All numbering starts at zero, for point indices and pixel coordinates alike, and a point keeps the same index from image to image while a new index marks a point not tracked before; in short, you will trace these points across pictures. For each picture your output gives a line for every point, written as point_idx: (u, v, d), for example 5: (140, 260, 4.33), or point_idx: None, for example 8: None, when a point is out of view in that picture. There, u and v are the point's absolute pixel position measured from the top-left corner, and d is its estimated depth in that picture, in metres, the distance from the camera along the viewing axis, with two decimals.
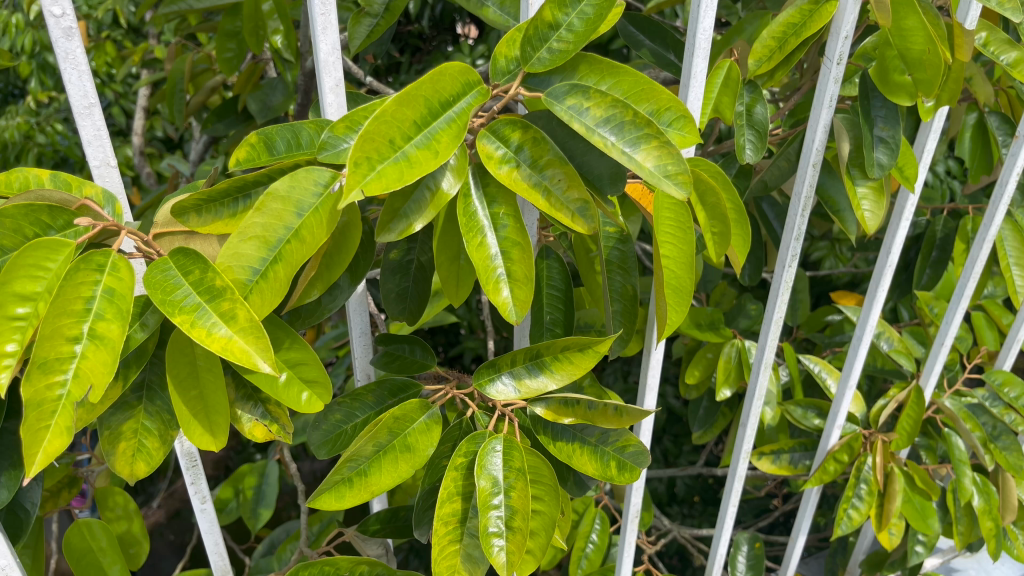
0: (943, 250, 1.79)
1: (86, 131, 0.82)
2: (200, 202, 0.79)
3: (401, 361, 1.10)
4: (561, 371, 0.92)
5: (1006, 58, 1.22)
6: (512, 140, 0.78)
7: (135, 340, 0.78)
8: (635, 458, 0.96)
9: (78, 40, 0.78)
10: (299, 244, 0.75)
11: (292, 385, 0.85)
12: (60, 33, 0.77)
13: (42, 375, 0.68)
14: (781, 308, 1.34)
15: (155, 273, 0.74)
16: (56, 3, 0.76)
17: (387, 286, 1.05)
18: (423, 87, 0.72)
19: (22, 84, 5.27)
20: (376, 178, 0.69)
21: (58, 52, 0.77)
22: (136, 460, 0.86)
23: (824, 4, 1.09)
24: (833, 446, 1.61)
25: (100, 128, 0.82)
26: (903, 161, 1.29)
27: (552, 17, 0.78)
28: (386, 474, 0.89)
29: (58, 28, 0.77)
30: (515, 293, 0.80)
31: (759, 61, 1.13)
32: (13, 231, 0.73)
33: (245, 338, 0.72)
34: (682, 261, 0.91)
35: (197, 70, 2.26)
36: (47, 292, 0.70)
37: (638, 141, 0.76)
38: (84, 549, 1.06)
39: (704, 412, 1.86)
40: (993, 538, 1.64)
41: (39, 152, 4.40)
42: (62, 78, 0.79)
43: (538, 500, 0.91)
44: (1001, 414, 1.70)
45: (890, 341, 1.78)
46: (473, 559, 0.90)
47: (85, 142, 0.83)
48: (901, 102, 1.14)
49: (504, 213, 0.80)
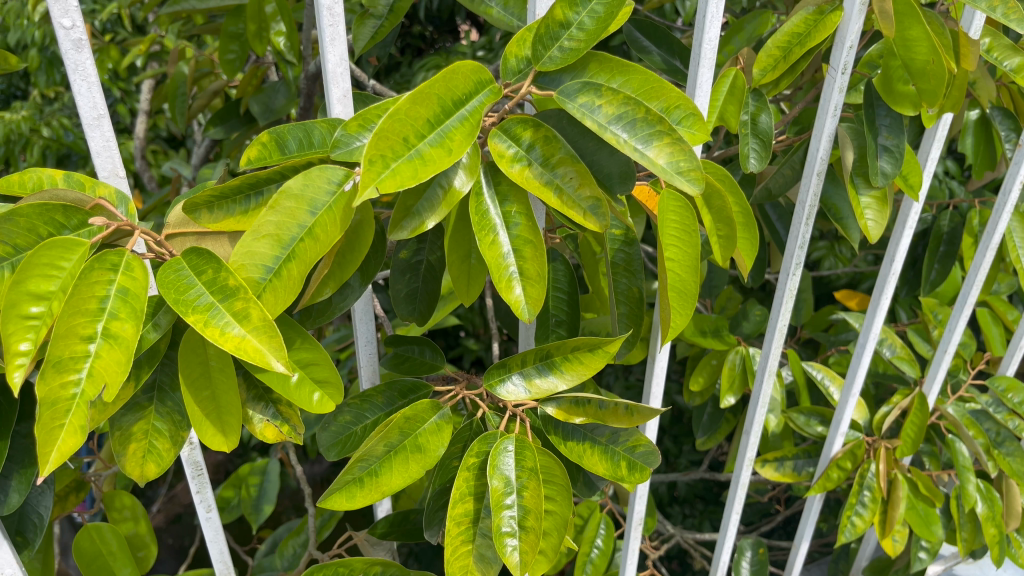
0: (951, 244, 1.76)
1: (95, 142, 0.83)
2: (212, 199, 0.79)
3: (410, 362, 1.11)
4: (571, 371, 0.93)
5: (1009, 64, 1.24)
6: (524, 139, 0.79)
7: (149, 340, 0.78)
8: (645, 458, 0.96)
9: (87, 52, 0.78)
10: (312, 243, 0.76)
11: (303, 386, 0.85)
12: (70, 45, 0.77)
13: (56, 374, 0.68)
14: (785, 315, 1.33)
15: (168, 272, 0.74)
16: (65, 15, 0.76)
17: (396, 286, 1.06)
18: (436, 86, 0.72)
19: (25, 85, 5.34)
20: (391, 175, 0.69)
21: (68, 64, 0.78)
22: (147, 461, 0.87)
23: (829, 14, 1.10)
24: (834, 454, 1.62)
25: (109, 139, 0.83)
26: (907, 169, 1.30)
27: (563, 15, 0.79)
28: (397, 474, 0.89)
29: (67, 40, 0.77)
30: (527, 291, 0.80)
31: (763, 70, 1.14)
32: (27, 231, 0.73)
33: (260, 336, 0.73)
34: (687, 264, 0.91)
35: (200, 74, 2.27)
36: (61, 291, 0.70)
37: (650, 137, 0.78)
38: (94, 553, 1.08)
39: (707, 419, 1.86)
40: (995, 545, 1.63)
41: (43, 147, 4.41)
42: (72, 90, 0.79)
43: (549, 500, 0.91)
44: (1006, 420, 1.72)
45: (893, 348, 1.79)
46: (486, 559, 0.91)
47: (94, 154, 0.83)
48: (905, 111, 1.15)
49: (516, 211, 0.81)
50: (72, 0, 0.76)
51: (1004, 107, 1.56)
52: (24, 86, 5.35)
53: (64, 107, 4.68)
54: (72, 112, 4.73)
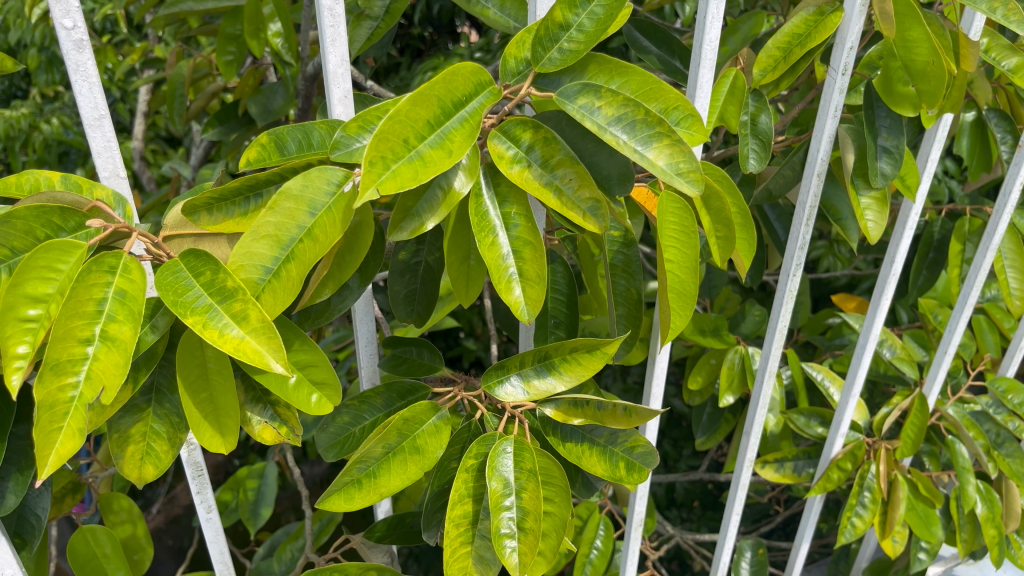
0: (941, 251, 1.77)
1: (96, 142, 0.83)
2: (212, 200, 0.79)
3: (409, 363, 1.10)
4: (570, 372, 0.93)
5: (1007, 63, 1.24)
6: (523, 140, 0.79)
7: (147, 342, 0.78)
8: (644, 459, 0.96)
9: (89, 52, 0.78)
10: (311, 244, 0.75)
11: (302, 388, 0.85)
12: (71, 45, 0.77)
13: (54, 377, 0.68)
14: (786, 316, 1.33)
15: (166, 274, 0.74)
16: (67, 16, 0.75)
17: (395, 288, 1.05)
18: (436, 87, 0.72)
19: (27, 86, 5.36)
20: (391, 177, 0.69)
21: (69, 64, 0.78)
22: (145, 463, 0.87)
23: (830, 15, 1.10)
24: (834, 455, 1.62)
25: (109, 139, 0.83)
26: (905, 170, 1.30)
27: (563, 17, 0.78)
28: (396, 475, 0.89)
29: (69, 41, 0.77)
30: (526, 292, 0.80)
31: (764, 71, 1.14)
32: (24, 233, 0.73)
33: (258, 338, 0.72)
34: (686, 266, 0.90)
35: (197, 75, 2.27)
36: (58, 294, 0.70)
37: (650, 139, 0.78)
38: (88, 555, 1.07)
39: (707, 418, 1.84)
40: (995, 546, 1.63)
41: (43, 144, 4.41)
42: (73, 90, 0.79)
43: (548, 502, 0.91)
44: (1005, 421, 1.72)
45: (893, 348, 1.79)
46: (485, 560, 0.90)
47: (95, 154, 0.83)
48: (905, 113, 1.15)
49: (516, 213, 0.80)
50: (74, 0, 0.76)
51: (1001, 109, 1.55)
52: (25, 84, 5.37)
53: (65, 106, 4.68)
54: (72, 112, 4.73)
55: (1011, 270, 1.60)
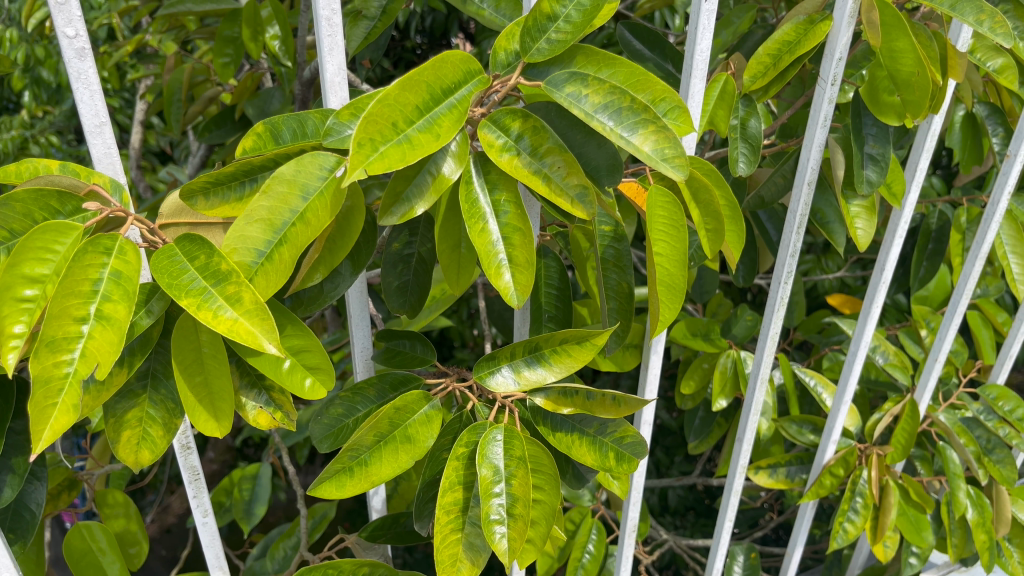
0: (939, 242, 1.79)
1: (97, 149, 0.83)
2: (208, 184, 0.80)
3: (402, 356, 1.11)
4: (559, 363, 0.95)
5: (992, 64, 1.28)
6: (513, 129, 0.80)
7: (142, 326, 0.79)
8: (632, 449, 0.97)
9: (90, 60, 0.79)
10: (304, 227, 0.77)
11: (295, 372, 0.87)
12: (73, 53, 0.78)
13: (49, 354, 0.69)
14: (778, 320, 1.33)
15: (162, 257, 0.75)
16: (69, 24, 0.77)
17: (388, 280, 1.07)
18: (426, 73, 0.74)
19: (15, 97, 5.39)
20: (380, 158, 0.71)
21: (71, 72, 0.79)
22: (141, 448, 0.87)
23: (818, 24, 1.12)
24: (828, 462, 1.60)
25: (110, 146, 0.83)
26: (890, 179, 1.35)
27: (550, 9, 0.81)
28: (386, 463, 0.90)
29: (71, 49, 0.78)
30: (515, 278, 0.82)
31: (753, 77, 1.15)
32: (23, 216, 0.75)
33: (251, 320, 0.74)
34: (675, 259, 0.92)
35: (196, 80, 2.29)
36: (54, 275, 0.71)
37: (635, 126, 0.79)
38: (82, 550, 1.07)
39: (699, 422, 1.85)
40: (986, 551, 1.62)
41: None
42: (75, 97, 0.80)
43: (538, 489, 0.92)
44: (995, 428, 1.70)
45: (886, 354, 1.81)
46: (475, 547, 0.92)
47: (96, 160, 0.84)
48: (889, 122, 1.17)
49: (505, 200, 0.82)
50: (76, 8, 0.77)
51: (991, 101, 1.60)
52: (15, 96, 5.38)
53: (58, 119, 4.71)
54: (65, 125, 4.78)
55: (1013, 255, 1.61)
